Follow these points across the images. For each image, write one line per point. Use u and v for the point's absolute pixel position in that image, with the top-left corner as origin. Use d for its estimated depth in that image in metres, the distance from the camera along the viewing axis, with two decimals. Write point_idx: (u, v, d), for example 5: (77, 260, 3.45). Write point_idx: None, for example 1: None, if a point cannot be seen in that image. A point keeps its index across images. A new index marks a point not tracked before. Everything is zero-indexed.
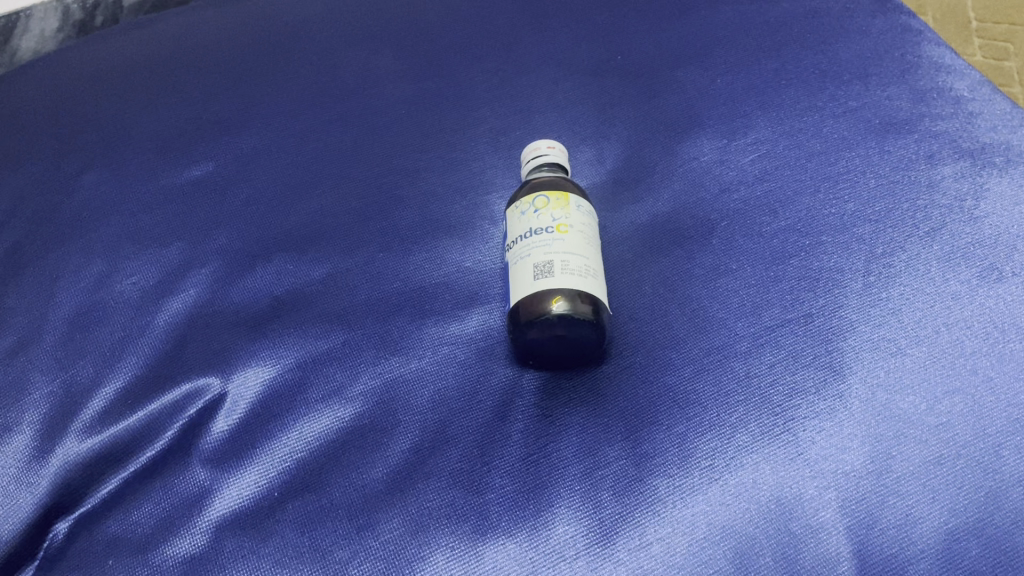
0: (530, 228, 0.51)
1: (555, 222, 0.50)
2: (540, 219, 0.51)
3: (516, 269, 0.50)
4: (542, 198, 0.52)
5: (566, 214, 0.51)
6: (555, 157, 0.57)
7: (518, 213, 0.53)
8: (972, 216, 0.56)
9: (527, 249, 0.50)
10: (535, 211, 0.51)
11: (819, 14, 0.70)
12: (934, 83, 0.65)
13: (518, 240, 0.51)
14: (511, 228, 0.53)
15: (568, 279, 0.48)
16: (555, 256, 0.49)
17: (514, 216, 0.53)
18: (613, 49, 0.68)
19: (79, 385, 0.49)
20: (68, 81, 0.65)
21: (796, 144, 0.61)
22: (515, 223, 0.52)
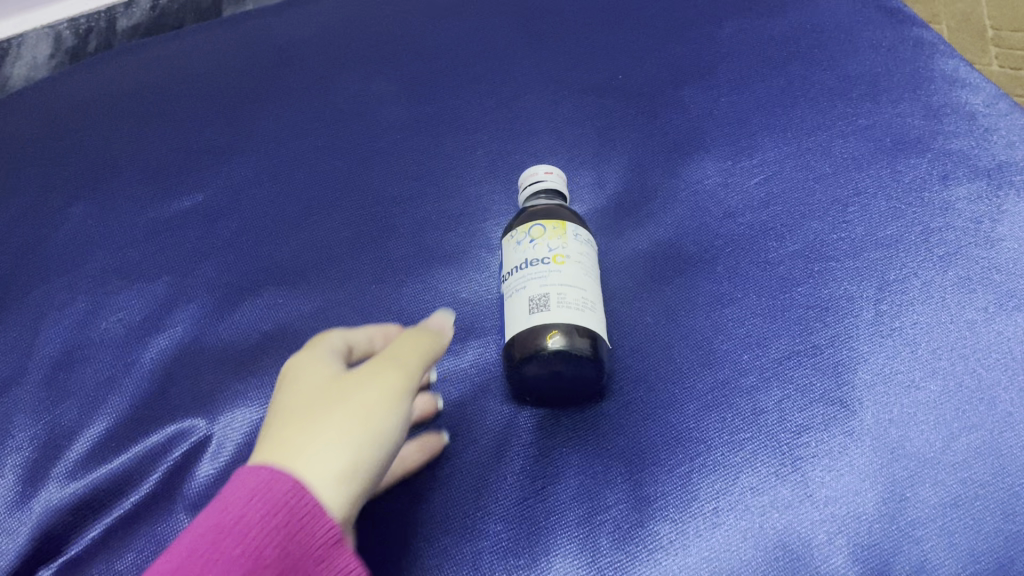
0: (525, 259, 0.48)
1: (551, 253, 0.48)
2: (536, 250, 0.48)
3: (512, 302, 0.48)
4: (538, 227, 0.49)
5: (563, 244, 0.48)
6: (551, 181, 0.54)
7: (514, 244, 0.50)
8: (988, 239, 0.54)
9: (522, 281, 0.47)
10: (530, 240, 0.49)
11: (828, 27, 0.68)
12: (948, 98, 0.62)
13: (514, 272, 0.48)
14: (507, 258, 0.50)
15: (564, 313, 0.45)
16: (551, 288, 0.46)
17: (510, 245, 0.50)
18: (614, 68, 0.66)
19: (63, 428, 0.47)
20: (60, 106, 0.64)
21: (803, 166, 0.59)
22: (511, 253, 0.50)
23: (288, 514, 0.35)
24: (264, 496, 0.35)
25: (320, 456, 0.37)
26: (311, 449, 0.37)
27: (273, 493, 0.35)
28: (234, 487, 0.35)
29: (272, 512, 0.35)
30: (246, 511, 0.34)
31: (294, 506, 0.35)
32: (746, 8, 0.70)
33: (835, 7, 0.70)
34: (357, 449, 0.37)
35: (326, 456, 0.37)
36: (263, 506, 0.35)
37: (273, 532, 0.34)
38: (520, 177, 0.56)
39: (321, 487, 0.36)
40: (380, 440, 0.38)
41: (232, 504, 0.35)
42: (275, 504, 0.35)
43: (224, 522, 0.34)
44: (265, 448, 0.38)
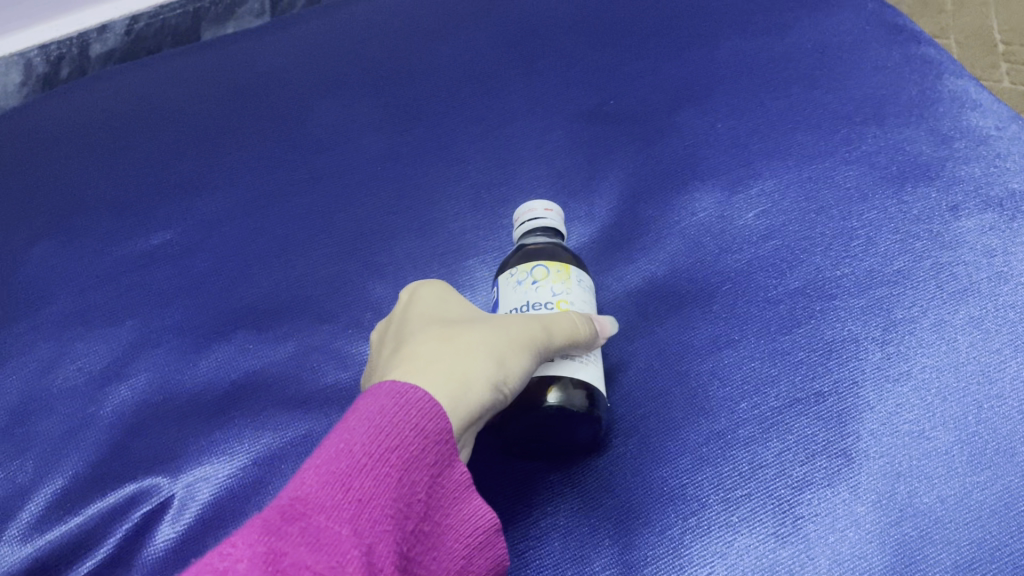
0: (526, 302, 0.44)
1: (554, 298, 0.44)
2: (537, 293, 0.44)
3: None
4: (541, 267, 0.45)
5: (566, 289, 0.44)
6: (547, 219, 0.50)
7: (511, 281, 0.45)
8: (1002, 276, 0.51)
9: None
10: (531, 279, 0.44)
11: (830, 46, 0.65)
12: (957, 122, 0.59)
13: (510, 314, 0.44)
14: (500, 295, 0.45)
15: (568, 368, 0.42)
16: None
17: (507, 281, 0.46)
18: (606, 92, 0.63)
19: (17, 486, 0.45)
20: (27, 137, 0.62)
21: (804, 196, 0.55)
22: (506, 291, 0.45)
23: (437, 445, 0.34)
24: (422, 424, 0.33)
25: (478, 360, 0.38)
26: (468, 354, 0.38)
27: (430, 413, 0.34)
28: (390, 392, 0.34)
29: (426, 444, 0.33)
30: (404, 436, 0.33)
31: (444, 436, 0.34)
32: (745, 26, 0.67)
33: (839, 24, 0.67)
34: (506, 366, 0.38)
35: (480, 362, 0.38)
36: (420, 438, 0.33)
37: (425, 460, 0.33)
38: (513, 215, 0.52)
39: (474, 380, 0.37)
40: (527, 364, 0.39)
41: (389, 418, 0.33)
42: (431, 434, 0.34)
43: (386, 438, 0.32)
44: (410, 348, 0.39)
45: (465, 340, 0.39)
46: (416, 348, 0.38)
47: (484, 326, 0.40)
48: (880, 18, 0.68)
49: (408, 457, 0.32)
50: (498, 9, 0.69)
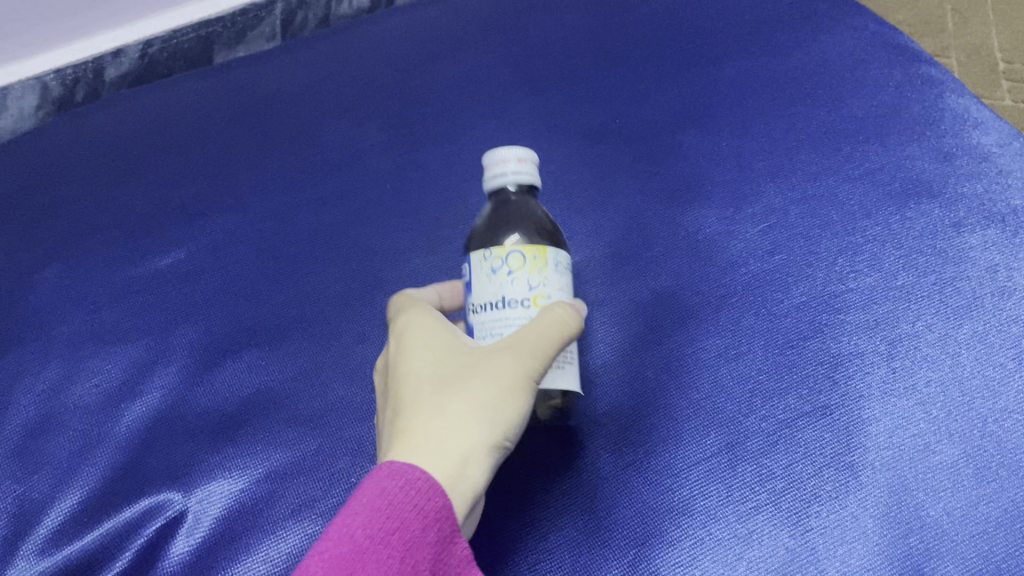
0: (503, 297, 0.41)
1: (532, 293, 0.41)
2: (514, 286, 0.41)
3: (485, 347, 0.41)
4: (516, 255, 0.41)
5: (542, 278, 0.42)
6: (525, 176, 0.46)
7: (485, 268, 0.42)
8: (1005, 290, 0.51)
9: (500, 326, 0.41)
10: (508, 269, 0.41)
11: (832, 66, 0.66)
12: (959, 139, 0.60)
13: (487, 309, 0.41)
14: (475, 280, 0.42)
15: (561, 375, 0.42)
16: None
17: (478, 262, 0.42)
18: (611, 112, 0.64)
19: (34, 501, 0.46)
20: (42, 159, 0.63)
21: (808, 213, 0.56)
22: (479, 277, 0.42)
23: (441, 520, 0.34)
24: (421, 502, 0.34)
25: (472, 423, 0.37)
26: (459, 417, 0.37)
27: (429, 491, 0.34)
28: (387, 475, 0.34)
29: (427, 522, 0.34)
30: (405, 517, 0.33)
31: (446, 510, 0.34)
32: (748, 46, 0.68)
33: (841, 44, 0.68)
34: (503, 421, 0.38)
35: (474, 426, 0.37)
36: (421, 517, 0.33)
37: (427, 542, 0.33)
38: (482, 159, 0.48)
39: (473, 453, 0.37)
40: (522, 408, 0.38)
41: (389, 502, 0.33)
42: (434, 510, 0.34)
43: (385, 520, 0.33)
44: (402, 421, 0.38)
45: (455, 398, 0.38)
46: (408, 419, 0.38)
47: (474, 378, 0.38)
48: (881, 38, 0.69)
49: (412, 538, 0.33)
50: (503, 31, 0.70)
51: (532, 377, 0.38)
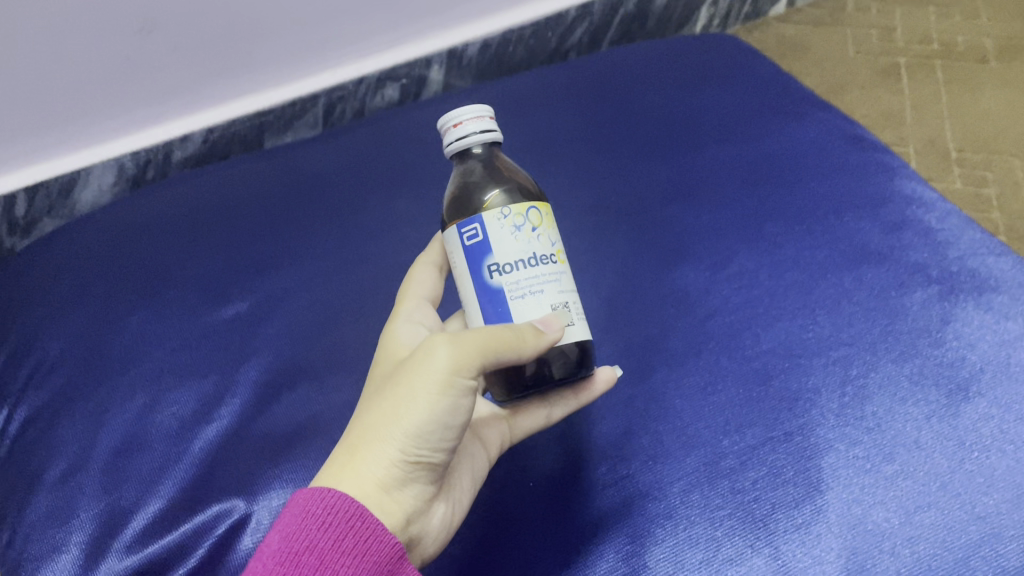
0: (530, 253, 0.44)
1: (554, 250, 0.45)
2: (541, 243, 0.44)
3: (518, 304, 0.43)
4: (536, 213, 0.45)
5: (554, 236, 0.46)
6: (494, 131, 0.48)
7: (509, 227, 0.44)
8: (940, 338, 0.61)
9: (533, 282, 0.44)
10: (530, 226, 0.44)
11: (797, 153, 0.77)
12: (904, 216, 0.70)
13: (519, 268, 0.44)
14: (494, 240, 0.44)
15: (581, 328, 0.45)
16: (570, 297, 0.45)
17: (500, 223, 0.44)
18: (608, 190, 0.75)
19: (121, 508, 0.55)
20: (120, 229, 0.74)
21: (775, 274, 0.66)
22: (500, 237, 0.44)
23: (354, 528, 0.39)
24: (330, 518, 0.39)
25: (376, 440, 0.41)
26: (370, 434, 0.41)
27: (335, 506, 0.39)
28: (299, 502, 0.40)
29: (339, 534, 0.39)
30: (314, 532, 0.39)
31: (357, 517, 0.39)
32: (726, 136, 0.79)
33: (806, 136, 0.79)
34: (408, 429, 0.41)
35: (379, 439, 0.41)
36: (330, 530, 0.39)
37: (341, 549, 0.38)
38: (443, 121, 0.48)
39: (380, 462, 0.41)
40: (430, 416, 0.41)
41: (299, 525, 0.39)
42: (341, 522, 0.39)
43: (296, 541, 0.39)
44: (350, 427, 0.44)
45: (370, 419, 0.42)
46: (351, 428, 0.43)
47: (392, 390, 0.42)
48: (841, 130, 0.80)
49: (324, 547, 0.38)
50: (515, 124, 0.82)
51: (438, 383, 0.40)
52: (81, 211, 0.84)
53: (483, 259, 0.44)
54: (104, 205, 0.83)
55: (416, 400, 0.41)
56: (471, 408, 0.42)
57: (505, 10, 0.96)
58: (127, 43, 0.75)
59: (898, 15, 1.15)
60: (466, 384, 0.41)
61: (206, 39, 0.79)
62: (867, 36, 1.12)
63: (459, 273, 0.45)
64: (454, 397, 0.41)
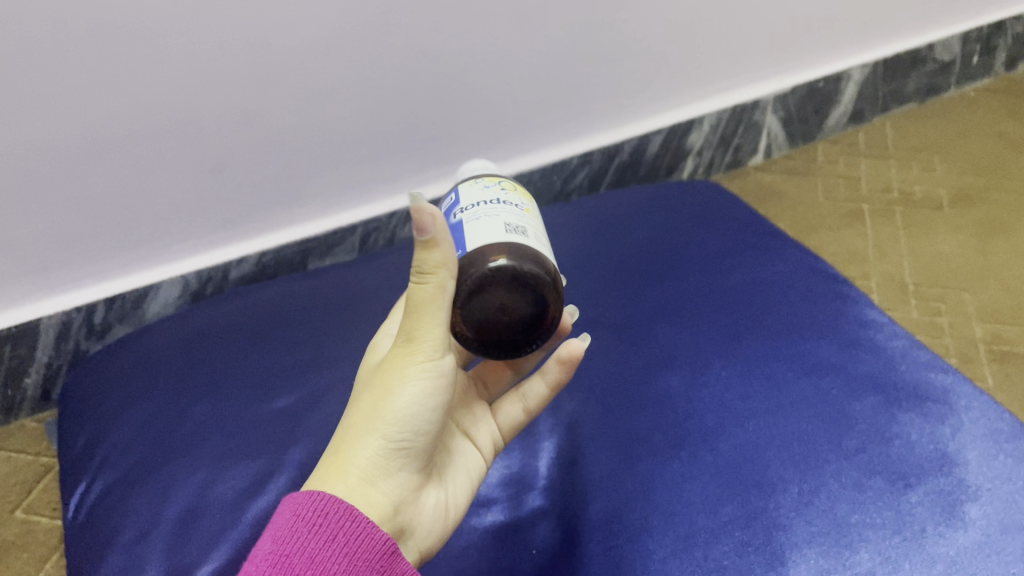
0: (488, 195, 0.54)
1: (524, 206, 0.54)
2: (509, 197, 0.54)
3: (475, 224, 0.52)
4: (508, 185, 0.55)
5: (529, 205, 0.55)
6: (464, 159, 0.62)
7: (480, 188, 0.55)
8: (885, 438, 0.71)
9: (487, 207, 0.52)
10: (494, 187, 0.55)
11: (767, 281, 0.90)
12: (858, 335, 0.82)
13: (480, 205, 0.53)
14: (461, 198, 0.55)
15: (536, 246, 0.51)
16: (529, 227, 0.52)
17: (471, 188, 0.55)
18: (603, 310, 0.87)
19: (186, 565, 0.65)
20: (187, 336, 0.86)
21: (745, 381, 0.77)
22: (470, 194, 0.55)
23: (342, 526, 0.47)
24: (320, 520, 0.47)
25: (360, 438, 0.50)
26: (354, 434, 0.51)
27: (323, 508, 0.48)
28: (290, 506, 0.48)
29: (329, 532, 0.47)
30: (307, 532, 0.47)
31: (344, 517, 0.48)
32: (707, 267, 0.93)
33: (775, 268, 0.92)
34: (388, 421, 0.50)
35: (362, 437, 0.50)
36: (322, 529, 0.47)
37: (332, 545, 0.47)
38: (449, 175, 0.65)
39: (363, 455, 0.50)
40: (407, 406, 0.50)
41: (291, 525, 0.47)
42: (330, 521, 0.47)
43: (291, 539, 0.47)
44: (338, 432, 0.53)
45: (355, 420, 0.51)
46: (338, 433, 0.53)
47: (373, 390, 0.51)
48: (805, 264, 0.93)
49: (316, 545, 0.47)
50: None
51: (412, 375, 0.50)
52: (149, 320, 0.97)
53: (453, 211, 0.54)
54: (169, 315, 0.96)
55: (394, 394, 0.50)
56: (441, 393, 0.51)
57: (517, 160, 1.12)
58: (199, 179, 0.91)
59: (862, 167, 1.31)
60: (435, 373, 0.50)
61: (263, 177, 0.95)
62: (835, 186, 1.27)
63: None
64: (423, 383, 0.50)
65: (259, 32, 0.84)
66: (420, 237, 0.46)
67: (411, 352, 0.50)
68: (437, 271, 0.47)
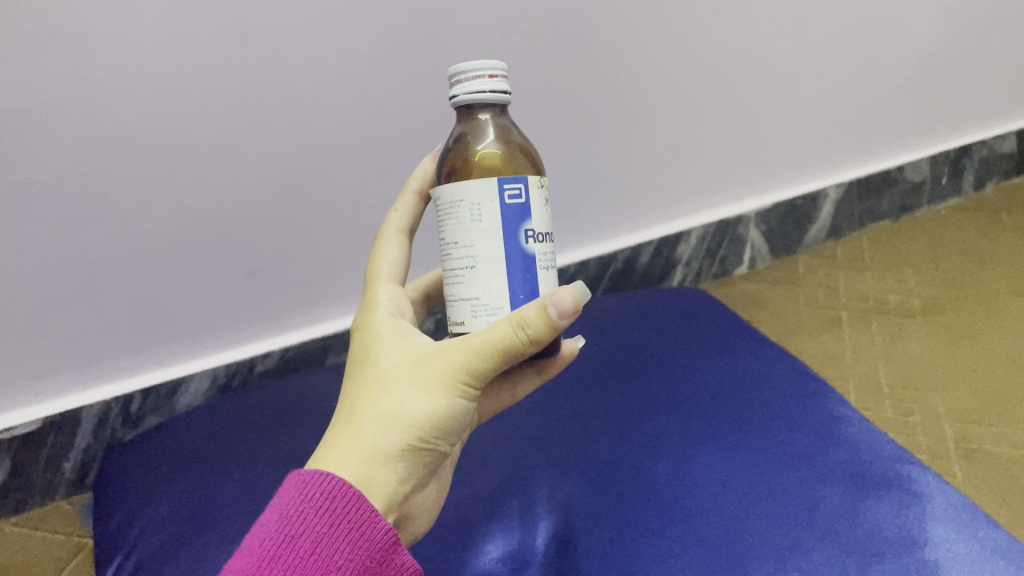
0: (547, 224, 0.57)
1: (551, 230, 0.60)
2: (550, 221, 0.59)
3: (543, 272, 0.57)
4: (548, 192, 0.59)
5: None
6: (501, 86, 0.55)
7: (542, 200, 0.57)
8: (854, 521, 0.77)
9: (550, 251, 0.57)
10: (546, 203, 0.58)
11: (746, 381, 0.99)
12: (830, 428, 0.90)
13: (545, 240, 0.57)
14: (529, 207, 0.55)
15: None
16: None
17: (537, 195, 0.56)
18: (595, 406, 0.97)
19: None
20: (219, 426, 0.96)
21: (727, 470, 0.85)
22: (538, 207, 0.56)
23: (348, 514, 0.50)
24: (329, 504, 0.50)
25: (388, 432, 0.52)
26: (381, 424, 0.53)
27: (333, 493, 0.50)
28: (300, 483, 0.51)
29: (335, 517, 0.50)
30: (314, 513, 0.50)
31: (351, 504, 0.50)
32: (690, 370, 1.02)
33: (754, 370, 1.01)
34: (422, 428, 0.53)
35: (393, 432, 0.53)
36: (328, 513, 0.50)
37: (337, 531, 0.50)
38: (472, 65, 0.55)
39: (390, 450, 0.53)
40: (440, 417, 0.53)
41: (300, 503, 0.50)
42: (337, 505, 0.50)
43: (299, 519, 0.50)
44: (353, 410, 0.54)
45: (382, 409, 0.53)
46: (354, 412, 0.54)
47: (409, 389, 0.53)
48: (782, 365, 1.02)
49: (322, 528, 0.49)
50: None
51: (453, 393, 0.54)
52: (181, 410, 1.08)
53: (526, 225, 0.55)
54: (199, 405, 1.08)
55: (433, 404, 0.53)
56: (467, 411, 0.56)
57: None
58: (234, 283, 1.05)
59: (840, 278, 1.40)
60: (471, 394, 0.55)
61: (290, 281, 1.09)
62: (816, 294, 1.37)
63: (491, 230, 0.54)
64: (460, 403, 0.54)
65: (290, 149, 1.00)
66: (555, 318, 0.51)
67: (463, 375, 0.53)
68: (538, 341, 0.51)
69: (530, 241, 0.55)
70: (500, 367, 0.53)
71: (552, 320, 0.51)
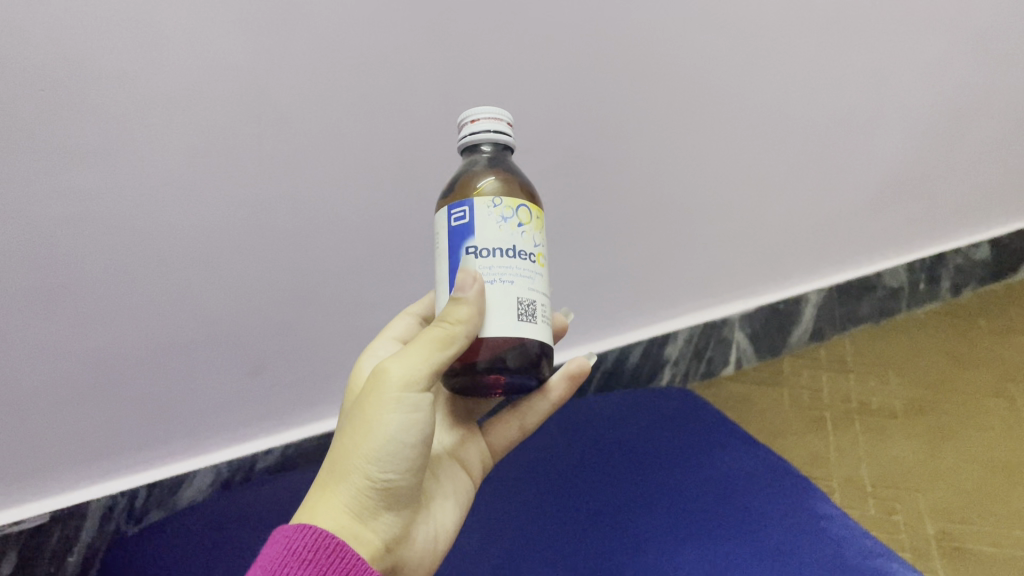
0: (506, 241, 0.59)
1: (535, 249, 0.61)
2: (524, 239, 0.60)
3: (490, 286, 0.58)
4: (523, 210, 0.61)
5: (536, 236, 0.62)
6: (474, 128, 0.64)
7: (497, 216, 0.60)
8: None
9: (502, 267, 0.59)
10: (511, 221, 0.60)
11: (731, 478, 1.03)
12: (812, 523, 0.93)
13: (495, 253, 0.59)
14: (473, 225, 0.60)
15: (542, 329, 0.60)
16: (535, 296, 0.60)
17: (486, 211, 0.59)
18: (582, 500, 1.01)
19: None
20: (219, 519, 0.99)
21: (711, 562, 0.88)
22: (485, 222, 0.59)
23: (329, 564, 0.53)
24: (310, 557, 0.53)
25: (344, 470, 0.56)
26: (340, 467, 0.57)
27: (314, 545, 0.53)
28: (282, 541, 0.54)
29: (317, 568, 0.53)
30: (296, 567, 0.52)
31: (332, 554, 0.53)
32: (676, 467, 1.06)
33: (738, 467, 1.05)
34: (372, 453, 0.56)
35: (349, 466, 0.56)
36: (310, 565, 0.52)
37: None
38: (465, 113, 0.66)
39: (348, 485, 0.56)
40: (385, 436, 0.56)
41: (283, 558, 0.53)
42: (318, 556, 0.53)
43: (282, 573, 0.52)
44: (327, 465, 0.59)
45: (340, 453, 0.58)
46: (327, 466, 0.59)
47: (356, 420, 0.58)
48: (767, 464, 1.05)
49: None
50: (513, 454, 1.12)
51: (392, 406, 0.57)
52: (183, 505, 1.13)
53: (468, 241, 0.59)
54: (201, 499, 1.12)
55: (374, 424, 0.56)
56: (420, 427, 0.58)
57: None
58: (240, 381, 1.11)
59: (823, 379, 1.45)
60: (413, 402, 0.57)
61: (295, 378, 1.15)
62: (800, 395, 1.41)
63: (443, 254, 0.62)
64: (402, 415, 0.57)
65: (298, 257, 1.07)
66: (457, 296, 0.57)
67: (393, 386, 0.57)
68: (455, 324, 0.56)
69: (469, 257, 0.59)
70: (431, 366, 0.57)
71: (457, 299, 0.57)
